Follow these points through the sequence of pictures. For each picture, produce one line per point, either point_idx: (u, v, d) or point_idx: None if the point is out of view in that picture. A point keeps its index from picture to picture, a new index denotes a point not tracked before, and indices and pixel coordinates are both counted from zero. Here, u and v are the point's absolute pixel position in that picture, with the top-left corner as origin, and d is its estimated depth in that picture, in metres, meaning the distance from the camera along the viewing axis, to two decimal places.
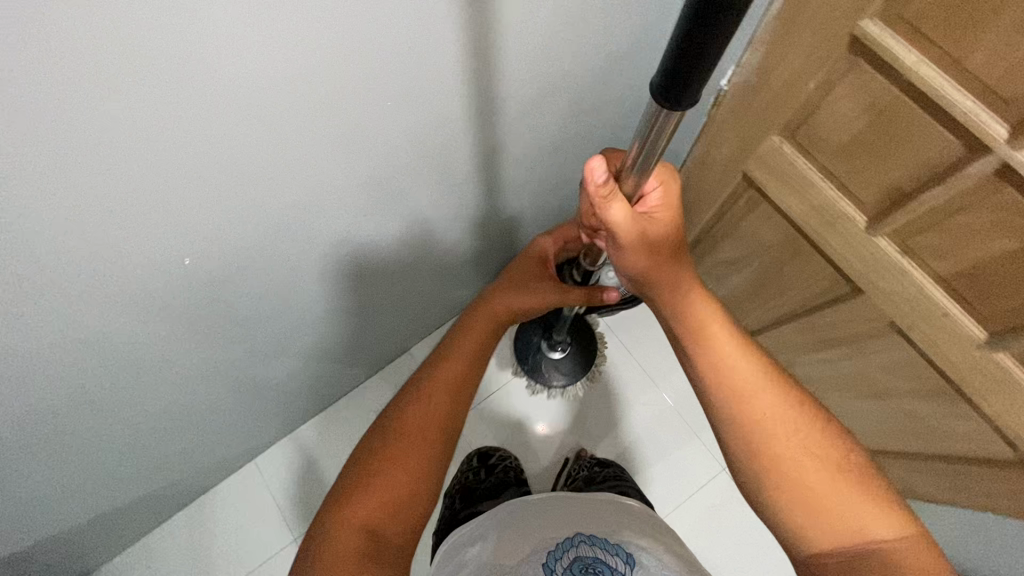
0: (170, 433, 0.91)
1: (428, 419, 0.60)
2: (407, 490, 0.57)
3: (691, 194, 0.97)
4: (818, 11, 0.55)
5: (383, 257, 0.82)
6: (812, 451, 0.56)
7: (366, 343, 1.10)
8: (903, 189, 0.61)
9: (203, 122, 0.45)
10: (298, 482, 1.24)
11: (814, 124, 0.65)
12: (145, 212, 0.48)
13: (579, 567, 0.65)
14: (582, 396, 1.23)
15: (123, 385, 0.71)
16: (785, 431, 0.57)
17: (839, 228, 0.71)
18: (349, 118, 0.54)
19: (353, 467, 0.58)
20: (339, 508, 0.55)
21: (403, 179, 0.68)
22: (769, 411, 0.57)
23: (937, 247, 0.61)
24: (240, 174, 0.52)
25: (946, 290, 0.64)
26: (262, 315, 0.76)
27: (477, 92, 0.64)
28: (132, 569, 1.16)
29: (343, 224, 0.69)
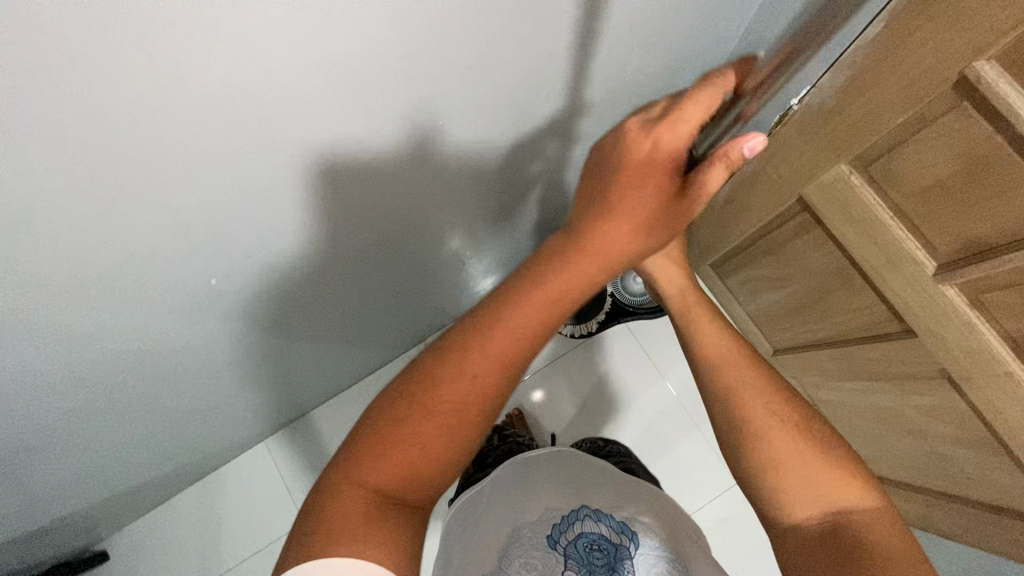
0: (180, 417, 0.90)
1: (464, 380, 0.44)
2: (428, 471, 0.45)
3: (739, 207, 0.92)
4: (924, 42, 0.49)
5: (400, 253, 0.80)
6: (783, 419, 0.52)
7: (381, 328, 1.08)
8: (987, 243, 0.56)
9: (224, 147, 0.43)
10: (304, 464, 1.24)
11: (894, 161, 0.60)
12: (156, 216, 0.45)
13: (584, 542, 0.62)
14: (596, 380, 1.22)
15: (134, 371, 0.70)
16: (758, 394, 0.54)
17: (902, 270, 0.66)
18: (382, 136, 0.52)
19: (364, 434, 0.45)
20: (341, 476, 0.43)
21: (428, 186, 0.66)
22: (740, 373, 0.56)
23: (1013, 306, 0.57)
24: (260, 177, 0.48)
25: (1012, 348, 0.60)
26: (277, 311, 0.75)
27: (522, 92, 0.58)
28: (142, 537, 1.19)
29: (365, 218, 0.65)
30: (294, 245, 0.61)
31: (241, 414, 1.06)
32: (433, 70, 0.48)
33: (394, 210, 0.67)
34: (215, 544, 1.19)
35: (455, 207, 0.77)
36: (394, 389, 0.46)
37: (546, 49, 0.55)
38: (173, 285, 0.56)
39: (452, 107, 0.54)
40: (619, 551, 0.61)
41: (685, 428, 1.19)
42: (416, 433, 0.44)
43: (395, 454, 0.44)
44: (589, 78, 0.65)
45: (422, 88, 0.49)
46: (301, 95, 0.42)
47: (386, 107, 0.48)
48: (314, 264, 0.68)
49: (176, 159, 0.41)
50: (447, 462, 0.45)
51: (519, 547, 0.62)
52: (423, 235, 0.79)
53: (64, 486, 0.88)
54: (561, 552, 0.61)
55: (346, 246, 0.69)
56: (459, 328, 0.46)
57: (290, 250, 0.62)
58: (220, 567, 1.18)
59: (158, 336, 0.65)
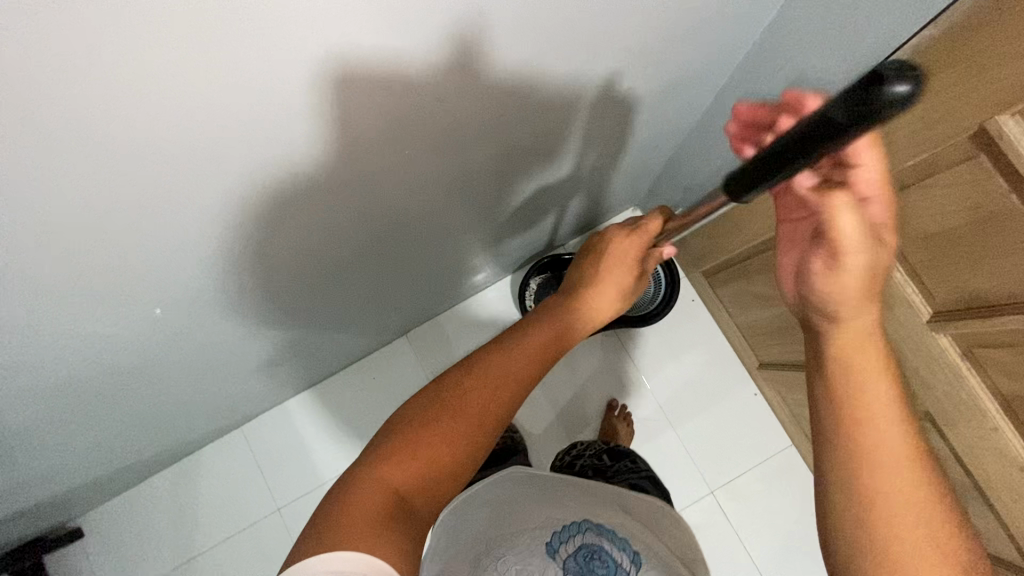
0: (145, 406, 0.88)
1: (487, 399, 0.51)
2: (448, 473, 0.48)
3: (737, 221, 0.89)
4: (942, 88, 0.45)
5: (366, 249, 0.77)
6: (939, 541, 0.40)
7: (359, 321, 1.05)
8: (987, 298, 0.53)
9: (147, 139, 0.40)
10: (280, 452, 1.22)
11: (899, 203, 0.56)
12: (93, 199, 0.42)
13: (585, 553, 0.56)
14: (585, 379, 1.21)
15: (89, 363, 0.67)
16: (912, 505, 0.41)
17: (896, 313, 0.64)
18: (321, 140, 0.48)
19: (395, 429, 0.49)
20: (368, 468, 0.46)
21: (387, 186, 0.63)
22: (899, 475, 0.41)
23: (1006, 364, 0.54)
24: (205, 160, 0.44)
25: (1002, 405, 0.58)
26: (233, 305, 0.72)
27: (497, 80, 0.54)
28: (116, 516, 1.18)
29: (331, 210, 0.61)
30: (243, 247, 0.58)
31: (212, 405, 1.04)
32: (372, 73, 0.44)
33: (354, 208, 0.64)
34: (190, 528, 1.19)
35: (423, 207, 0.73)
36: (424, 397, 0.51)
37: (508, 56, 0.51)
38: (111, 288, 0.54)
39: (406, 111, 0.51)
40: (620, 569, 0.56)
41: (672, 432, 1.18)
42: (444, 433, 0.49)
43: (422, 450, 0.48)
44: (566, 87, 0.61)
45: (354, 92, 0.45)
46: (223, 78, 0.38)
47: (326, 109, 0.45)
48: (268, 262, 0.65)
49: (88, 156, 0.38)
50: (466, 463, 0.49)
51: (515, 554, 0.55)
52: (389, 231, 0.75)
53: (27, 473, 0.87)
54: (560, 563, 0.54)
55: (303, 245, 0.66)
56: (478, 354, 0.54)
57: (241, 242, 0.58)
58: (194, 550, 1.18)
59: (107, 330, 0.62)
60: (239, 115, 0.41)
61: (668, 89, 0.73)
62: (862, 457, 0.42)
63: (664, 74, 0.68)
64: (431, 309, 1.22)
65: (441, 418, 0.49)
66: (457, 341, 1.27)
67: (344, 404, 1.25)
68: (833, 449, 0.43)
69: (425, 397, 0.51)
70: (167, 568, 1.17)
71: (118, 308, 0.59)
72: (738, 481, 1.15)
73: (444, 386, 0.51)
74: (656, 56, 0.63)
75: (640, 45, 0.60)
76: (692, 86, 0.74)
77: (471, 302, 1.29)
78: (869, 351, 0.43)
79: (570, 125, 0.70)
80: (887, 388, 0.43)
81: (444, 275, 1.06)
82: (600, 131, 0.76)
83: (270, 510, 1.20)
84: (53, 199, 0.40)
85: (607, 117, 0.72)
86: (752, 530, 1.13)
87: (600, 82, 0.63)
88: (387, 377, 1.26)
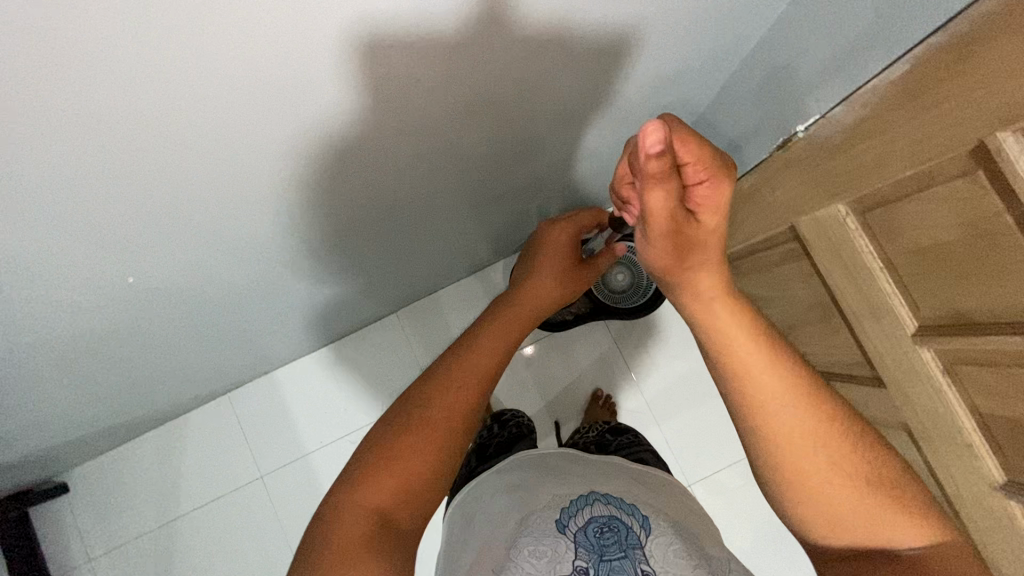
0: (131, 364, 0.88)
1: (451, 409, 0.53)
2: (425, 484, 0.51)
3: (733, 219, 0.87)
4: (943, 100, 0.43)
5: (353, 223, 0.76)
6: (841, 463, 0.45)
7: (352, 295, 1.04)
8: (974, 317, 0.52)
9: (136, 89, 0.39)
10: (265, 421, 1.23)
11: (894, 214, 0.55)
12: (80, 146, 0.42)
13: (594, 528, 0.55)
14: (578, 368, 1.21)
15: (73, 316, 0.67)
16: (807, 441, 0.45)
17: (883, 323, 0.63)
18: (316, 102, 0.47)
19: (366, 455, 0.50)
20: (345, 496, 0.48)
21: (374, 163, 0.62)
22: (788, 418, 0.45)
23: (988, 385, 0.54)
24: (195, 114, 0.43)
25: (978, 424, 0.57)
26: (215, 268, 0.72)
27: (500, 56, 0.52)
28: (102, 472, 1.20)
29: (323, 179, 0.60)
30: (229, 205, 0.58)
31: (198, 372, 1.04)
32: (371, 50, 0.44)
33: (347, 179, 0.63)
34: (173, 489, 1.20)
35: (412, 184, 0.72)
36: (388, 417, 0.54)
37: (510, 31, 0.49)
38: (87, 238, 0.53)
39: (403, 90, 0.51)
40: (631, 535, 0.55)
41: (663, 423, 1.19)
42: (412, 448, 0.51)
43: (395, 469, 0.49)
44: (562, 73, 0.59)
45: (378, 67, 0.47)
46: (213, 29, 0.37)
47: (318, 79, 0.45)
48: (251, 223, 0.64)
49: (66, 101, 0.38)
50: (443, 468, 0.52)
51: (527, 535, 0.56)
52: (377, 206, 0.75)
53: (10, 431, 0.87)
54: (571, 538, 0.54)
55: (286, 213, 0.65)
56: (444, 362, 0.56)
57: (229, 203, 0.58)
58: (177, 511, 1.20)
59: (91, 285, 0.62)
60: (236, 78, 0.42)
61: (679, 77, 0.70)
62: (757, 415, 0.45)
63: (675, 60, 0.66)
64: (426, 287, 1.21)
65: (411, 430, 0.51)
66: (446, 321, 1.27)
67: (330, 376, 1.25)
68: (739, 413, 0.47)
69: (394, 415, 0.53)
70: (150, 527, 1.19)
71: (98, 264, 0.59)
72: (717, 476, 1.16)
73: (409, 401, 0.54)
74: (667, 41, 0.61)
75: (637, 34, 0.58)
76: (695, 80, 0.72)
77: (463, 282, 1.28)
78: (721, 307, 0.45)
79: (574, 106, 0.68)
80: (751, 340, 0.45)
81: (439, 252, 1.05)
82: (596, 117, 0.74)
83: (256, 475, 1.22)
84: (37, 140, 0.40)
85: (610, 102, 0.70)
86: (732, 526, 1.14)
87: (608, 63, 0.61)
88: (377, 351, 1.26)
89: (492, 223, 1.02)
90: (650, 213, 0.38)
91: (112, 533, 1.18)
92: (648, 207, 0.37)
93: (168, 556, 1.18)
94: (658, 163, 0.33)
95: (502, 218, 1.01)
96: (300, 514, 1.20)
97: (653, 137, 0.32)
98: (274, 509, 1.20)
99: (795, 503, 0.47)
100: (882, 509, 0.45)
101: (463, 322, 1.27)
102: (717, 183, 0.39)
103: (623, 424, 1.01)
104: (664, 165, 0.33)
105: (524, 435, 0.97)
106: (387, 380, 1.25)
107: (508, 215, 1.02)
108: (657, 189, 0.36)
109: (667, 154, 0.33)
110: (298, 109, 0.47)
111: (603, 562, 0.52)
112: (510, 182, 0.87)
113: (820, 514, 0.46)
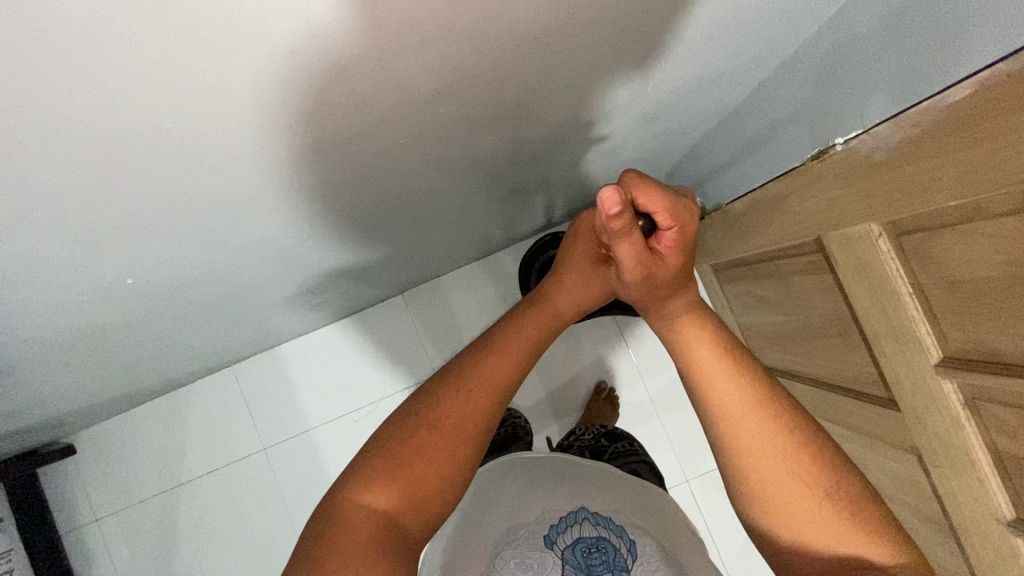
0: (134, 340, 0.88)
1: (466, 411, 0.52)
2: (433, 487, 0.49)
3: (753, 222, 0.84)
4: (995, 134, 0.40)
5: (357, 206, 0.74)
6: (799, 472, 0.48)
7: (358, 275, 1.03)
8: (1004, 357, 0.50)
9: (123, 79, 0.36)
10: (268, 393, 1.24)
11: (933, 241, 0.52)
12: (69, 135, 0.40)
13: (583, 548, 0.55)
14: (581, 359, 1.20)
15: (73, 296, 0.66)
16: (765, 443, 0.48)
17: (905, 348, 0.61)
18: (317, 87, 0.44)
19: (371, 456, 0.50)
20: (349, 494, 0.48)
21: (386, 143, 0.59)
22: (744, 419, 0.49)
23: (1008, 424, 0.52)
24: (188, 104, 0.41)
25: (993, 460, 0.55)
26: (222, 249, 0.70)
27: (519, 36, 0.49)
28: (108, 437, 1.22)
29: (329, 160, 0.58)
30: (233, 188, 0.56)
31: (206, 346, 1.04)
32: (389, 25, 0.41)
33: (359, 156, 0.60)
34: (179, 456, 1.22)
35: (420, 166, 0.70)
36: (398, 418, 0.52)
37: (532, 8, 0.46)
38: (88, 221, 0.52)
39: (414, 70, 0.48)
40: (618, 557, 0.55)
41: (663, 418, 1.18)
42: (421, 451, 0.49)
43: (403, 471, 0.49)
44: (585, 56, 0.56)
45: (391, 45, 0.43)
46: (205, 13, 0.34)
47: (323, 64, 0.42)
48: (256, 206, 0.62)
49: (44, 88, 0.35)
50: (456, 475, 0.51)
51: (514, 548, 0.56)
52: (388, 189, 0.72)
53: (17, 402, 0.88)
54: (558, 555, 0.55)
55: (290, 194, 0.63)
56: (457, 361, 0.55)
57: (230, 186, 0.56)
58: (183, 476, 1.22)
59: (92, 267, 0.61)
60: (231, 67, 0.39)
61: (711, 71, 0.66)
62: (717, 414, 0.50)
63: (707, 55, 0.61)
64: (434, 269, 1.19)
65: (419, 435, 0.50)
66: (452, 303, 1.26)
67: (334, 352, 1.25)
68: (705, 409, 0.52)
69: (401, 420, 0.51)
70: (157, 489, 1.21)
71: (102, 246, 0.57)
72: (712, 474, 1.17)
73: (423, 402, 0.52)
74: (700, 35, 0.57)
75: (669, 29, 0.55)
76: (726, 79, 0.69)
77: (471, 265, 1.26)
78: (686, 323, 0.54)
79: (596, 91, 0.64)
80: (705, 343, 0.52)
81: (448, 235, 1.02)
82: (616, 108, 0.71)
83: (258, 446, 1.23)
84: (31, 126, 0.37)
85: (635, 89, 0.66)
86: (723, 525, 1.15)
87: (634, 50, 0.57)
88: (382, 329, 1.25)
89: (503, 208, 0.99)
90: (619, 256, 0.49)
91: (120, 495, 1.21)
92: (620, 251, 0.48)
93: (172, 519, 1.21)
94: (621, 221, 0.45)
95: (514, 202, 0.98)
96: (301, 486, 1.23)
97: (611, 200, 0.42)
98: (276, 480, 1.23)
99: (767, 514, 0.49)
100: (839, 520, 0.46)
101: (469, 305, 1.26)
102: (682, 228, 0.50)
103: (618, 428, 1.01)
104: (622, 220, 0.45)
105: (519, 437, 1.00)
106: (390, 359, 1.25)
107: (521, 199, 0.99)
108: (621, 239, 0.47)
109: (624, 212, 0.44)
110: (290, 99, 0.45)
111: None
112: (525, 165, 0.83)
113: (776, 520, 0.48)
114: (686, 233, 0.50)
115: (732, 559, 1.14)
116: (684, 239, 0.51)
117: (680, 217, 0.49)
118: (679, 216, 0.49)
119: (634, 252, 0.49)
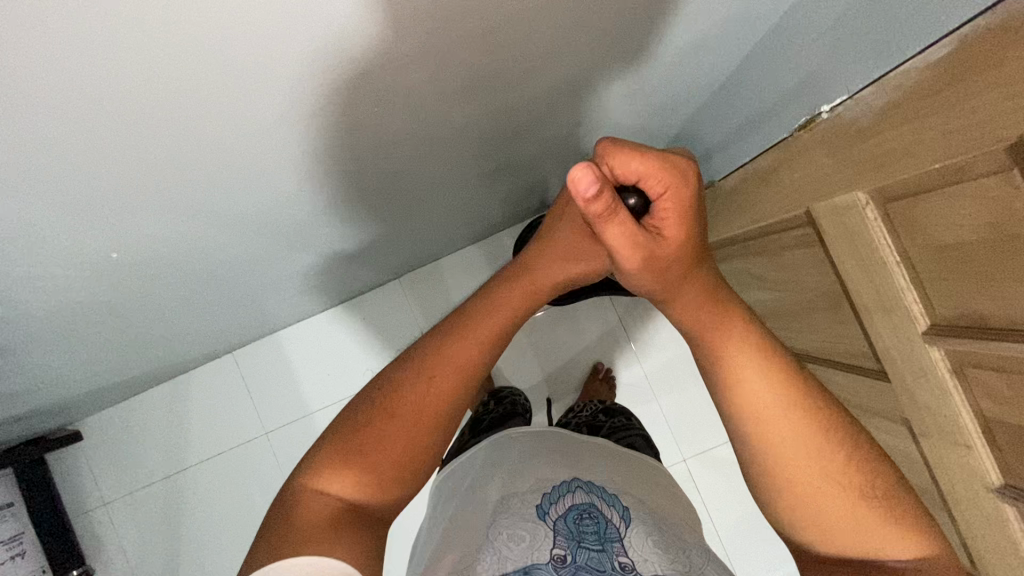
0: (134, 325, 0.89)
1: (429, 399, 0.48)
2: (394, 474, 0.47)
3: (744, 198, 0.84)
4: (977, 96, 0.40)
5: (347, 192, 0.74)
6: (832, 473, 0.45)
7: (355, 260, 1.04)
8: (988, 322, 0.50)
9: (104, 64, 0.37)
10: (270, 379, 1.26)
11: (917, 207, 0.52)
12: (52, 122, 0.40)
13: (575, 515, 0.55)
14: (580, 341, 1.21)
15: (70, 282, 0.67)
16: (799, 445, 0.46)
17: (896, 319, 0.61)
18: (301, 71, 0.44)
19: (328, 442, 0.47)
20: (311, 476, 0.46)
21: (375, 131, 0.59)
22: (779, 421, 0.46)
23: (994, 389, 0.52)
24: (171, 89, 0.41)
25: (982, 428, 0.55)
26: (215, 234, 0.71)
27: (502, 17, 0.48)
28: (113, 423, 1.24)
29: (317, 146, 0.58)
30: (220, 175, 0.57)
31: (205, 332, 1.06)
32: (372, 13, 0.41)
33: (348, 144, 0.60)
34: (183, 441, 1.24)
35: (406, 151, 0.69)
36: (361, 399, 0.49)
37: None
38: (80, 208, 0.52)
39: (400, 57, 0.48)
40: (609, 527, 0.55)
41: (662, 398, 1.19)
42: (383, 436, 0.47)
43: (374, 450, 0.47)
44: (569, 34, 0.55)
45: (375, 33, 0.43)
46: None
47: (305, 48, 0.42)
48: (246, 192, 0.63)
49: (24, 75, 0.35)
50: (414, 464, 0.48)
51: (507, 517, 0.56)
52: (378, 175, 0.72)
53: (23, 387, 0.90)
54: (550, 526, 0.54)
55: (277, 180, 0.62)
56: (423, 341, 0.51)
57: (220, 173, 0.56)
58: (188, 462, 1.24)
59: (88, 252, 0.61)
60: (214, 52, 0.39)
61: (699, 47, 0.65)
62: (750, 416, 0.48)
63: (694, 30, 0.61)
64: (430, 253, 1.20)
65: (379, 421, 0.47)
66: (448, 289, 1.26)
67: (332, 341, 1.26)
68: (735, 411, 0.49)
69: (360, 403, 0.49)
70: (163, 474, 1.24)
71: (90, 232, 0.58)
72: (712, 453, 1.18)
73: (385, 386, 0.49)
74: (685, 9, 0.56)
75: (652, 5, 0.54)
76: (714, 54, 0.68)
77: (467, 250, 1.27)
78: (711, 319, 0.50)
79: (582, 71, 0.64)
80: (736, 341, 0.49)
81: (442, 219, 1.03)
82: (605, 88, 0.70)
83: (260, 432, 1.25)
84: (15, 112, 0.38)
85: (623, 68, 0.66)
86: (722, 504, 1.16)
87: (620, 27, 0.57)
88: (381, 315, 1.26)
89: (496, 191, 0.99)
90: (609, 241, 0.47)
91: (126, 480, 1.23)
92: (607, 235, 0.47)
93: (179, 504, 1.23)
94: (599, 202, 0.43)
95: (507, 184, 0.98)
96: None
97: (584, 180, 0.42)
98: (277, 463, 1.25)
99: (791, 509, 0.47)
100: (872, 518, 0.45)
101: (466, 289, 1.26)
102: (672, 195, 0.47)
103: (616, 402, 1.02)
104: (603, 202, 0.43)
105: (518, 414, 1.00)
106: (388, 346, 1.26)
107: (515, 182, 0.98)
108: (608, 221, 0.45)
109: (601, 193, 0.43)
110: (270, 80, 0.44)
111: (580, 549, 0.52)
112: (517, 148, 0.83)
113: (807, 518, 0.47)
114: (679, 200, 0.47)
115: (731, 537, 1.15)
116: (677, 207, 0.48)
117: (667, 185, 0.46)
118: (670, 181, 0.46)
119: (623, 229, 0.46)
